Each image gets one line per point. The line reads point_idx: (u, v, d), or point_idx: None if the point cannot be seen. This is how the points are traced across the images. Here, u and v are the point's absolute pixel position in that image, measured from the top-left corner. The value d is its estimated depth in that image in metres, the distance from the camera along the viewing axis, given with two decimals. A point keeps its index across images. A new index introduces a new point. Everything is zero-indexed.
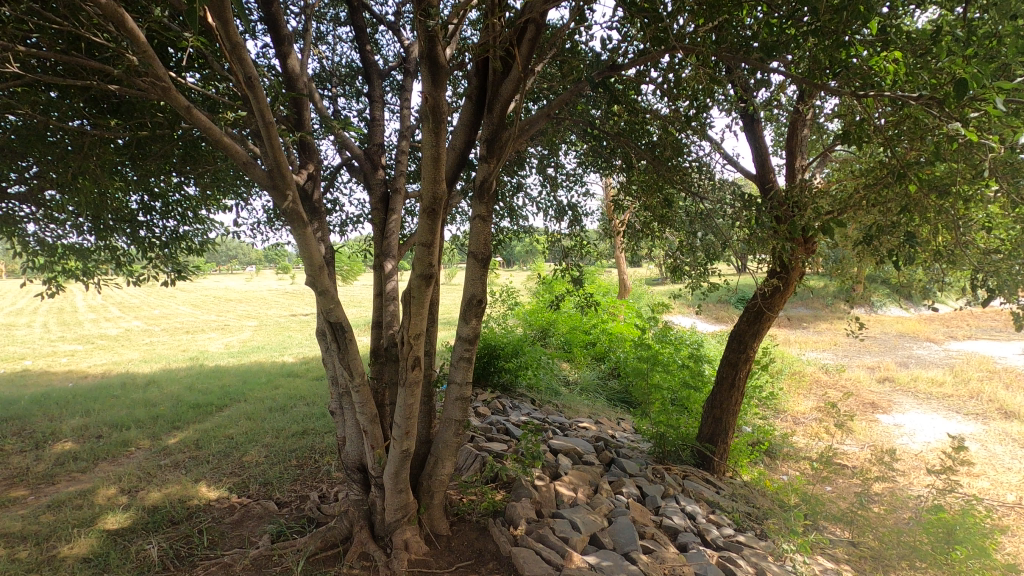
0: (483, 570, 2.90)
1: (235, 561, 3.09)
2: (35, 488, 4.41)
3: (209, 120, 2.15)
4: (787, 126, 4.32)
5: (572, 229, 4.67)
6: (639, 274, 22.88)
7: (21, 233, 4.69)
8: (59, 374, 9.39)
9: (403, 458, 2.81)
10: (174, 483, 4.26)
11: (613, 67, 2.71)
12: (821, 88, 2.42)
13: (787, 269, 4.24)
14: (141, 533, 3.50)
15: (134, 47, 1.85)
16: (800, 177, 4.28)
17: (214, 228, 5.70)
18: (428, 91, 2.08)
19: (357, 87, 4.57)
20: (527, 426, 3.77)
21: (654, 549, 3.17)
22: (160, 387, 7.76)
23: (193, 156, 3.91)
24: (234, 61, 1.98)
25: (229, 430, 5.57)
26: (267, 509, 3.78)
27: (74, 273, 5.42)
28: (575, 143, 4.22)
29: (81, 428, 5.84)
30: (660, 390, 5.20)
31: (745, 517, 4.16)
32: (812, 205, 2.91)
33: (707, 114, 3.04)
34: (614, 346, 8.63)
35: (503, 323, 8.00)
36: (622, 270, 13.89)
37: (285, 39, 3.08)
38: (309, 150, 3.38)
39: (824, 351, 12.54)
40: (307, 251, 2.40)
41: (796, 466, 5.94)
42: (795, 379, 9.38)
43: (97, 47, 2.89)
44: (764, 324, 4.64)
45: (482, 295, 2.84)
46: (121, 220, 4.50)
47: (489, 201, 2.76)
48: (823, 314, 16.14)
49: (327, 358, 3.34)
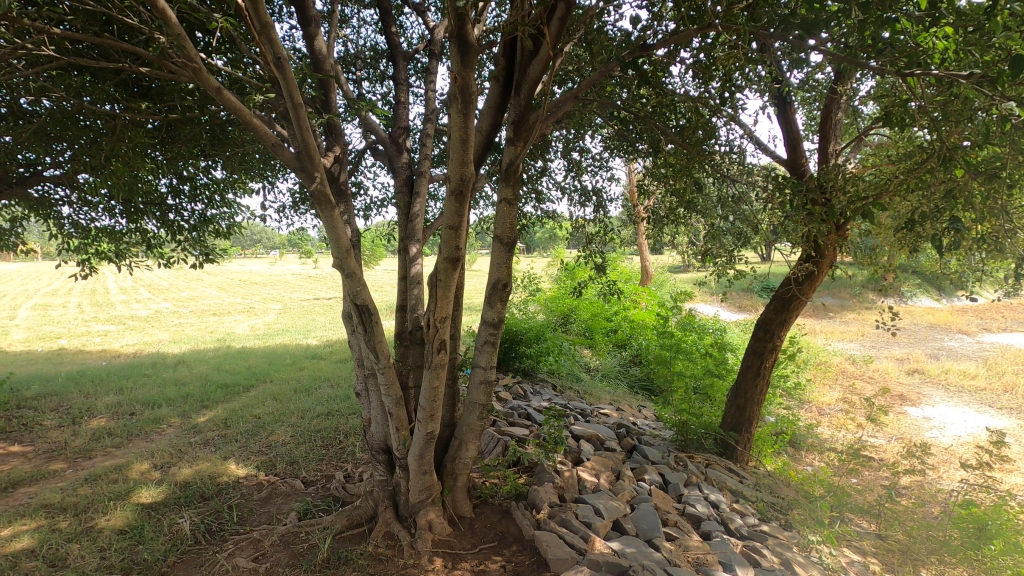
0: (507, 552, 2.92)
1: (263, 537, 3.17)
2: (74, 461, 4.57)
3: (240, 102, 2.17)
4: (820, 109, 4.17)
5: (596, 215, 4.60)
6: (661, 261, 22.63)
7: (57, 216, 4.82)
8: (94, 352, 9.69)
9: (428, 440, 2.82)
10: (204, 460, 4.38)
11: (644, 48, 2.71)
12: (861, 66, 2.33)
13: (821, 252, 4.12)
14: (173, 507, 3.60)
15: (166, 28, 1.90)
16: (834, 162, 4.14)
17: (241, 213, 5.81)
18: (457, 71, 2.04)
19: (381, 71, 4.56)
20: (550, 411, 3.76)
21: (677, 536, 3.16)
22: (189, 367, 7.95)
23: (222, 139, 3.96)
24: (265, 44, 1.98)
25: (257, 410, 5.68)
26: (294, 488, 3.86)
27: (107, 256, 5.56)
28: (601, 127, 4.16)
29: (115, 404, 6.02)
30: (683, 378, 4.96)
31: (769, 507, 4.09)
32: (848, 189, 2.80)
33: (739, 95, 2.94)
34: (635, 333, 8.47)
35: (524, 310, 7.99)
36: (645, 257, 13.73)
37: (312, 20, 3.04)
38: (336, 132, 3.33)
39: (851, 342, 12.27)
40: (334, 233, 2.41)
41: (821, 456, 5.85)
42: (821, 369, 9.21)
43: (128, 30, 2.92)
44: (793, 311, 4.54)
45: (507, 279, 2.82)
46: (150, 204, 4.59)
47: (515, 184, 2.71)
48: (851, 304, 15.76)
49: (353, 340, 3.36)
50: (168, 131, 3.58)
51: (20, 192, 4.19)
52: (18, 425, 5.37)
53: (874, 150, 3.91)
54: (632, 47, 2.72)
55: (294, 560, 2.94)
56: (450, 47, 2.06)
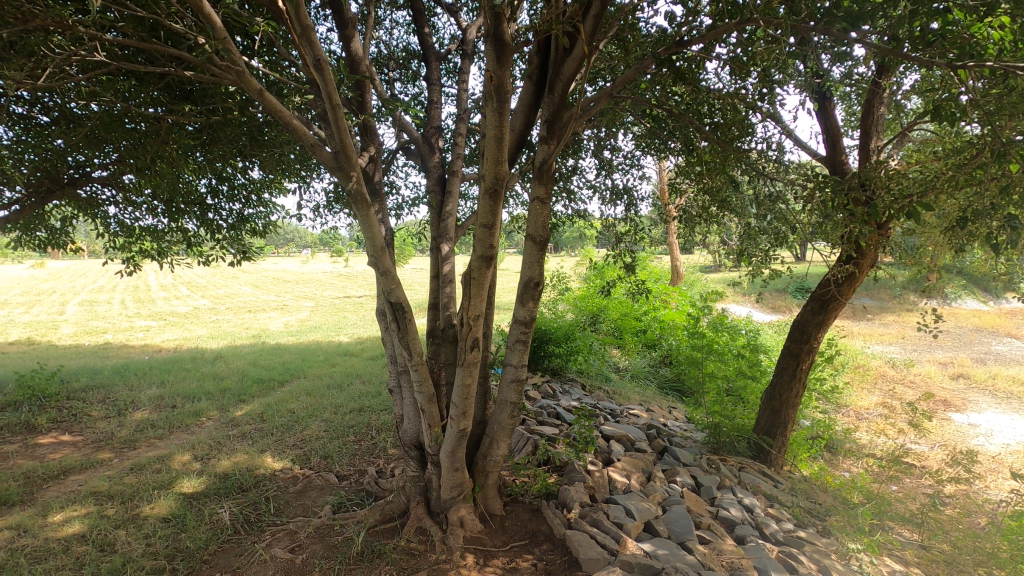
0: (538, 551, 2.93)
1: (299, 529, 3.25)
2: (120, 451, 4.76)
3: (280, 104, 2.22)
4: (862, 104, 4.03)
5: (627, 213, 4.56)
6: (691, 261, 22.35)
7: (104, 215, 5.02)
8: (136, 347, 10.07)
9: (460, 437, 2.85)
10: (242, 453, 4.51)
11: (680, 44, 2.67)
12: (905, 59, 2.23)
13: (861, 253, 3.99)
14: (213, 497, 3.72)
15: (211, 32, 1.97)
16: (876, 159, 3.99)
17: (277, 212, 5.94)
18: (493, 70, 2.05)
19: (413, 71, 4.60)
20: (580, 411, 3.74)
21: (710, 540, 3.11)
22: (226, 362, 8.17)
23: (260, 140, 4.06)
24: (305, 47, 2.03)
25: (291, 404, 5.82)
26: (328, 482, 3.93)
27: (150, 254, 5.76)
28: (632, 125, 4.12)
29: (157, 397, 6.24)
30: (715, 380, 4.69)
31: (806, 512, 3.99)
32: (892, 187, 2.71)
33: (778, 90, 2.86)
34: (665, 333, 8.34)
35: (552, 309, 7.95)
36: (675, 256, 13.55)
37: (349, 22, 3.04)
38: (371, 133, 3.37)
39: (891, 344, 11.87)
40: (370, 232, 2.45)
41: (860, 462, 5.67)
42: (859, 373, 8.93)
43: (174, 36, 3.02)
44: (831, 313, 4.42)
45: (539, 278, 2.81)
46: (190, 203, 4.75)
47: (548, 183, 2.70)
48: (890, 306, 15.26)
49: (387, 338, 3.40)
50: (210, 133, 3.69)
51: (69, 193, 4.40)
52: (67, 415, 5.62)
53: (919, 146, 3.76)
54: (668, 43, 2.69)
55: (330, 552, 3.00)
56: (486, 46, 2.07)
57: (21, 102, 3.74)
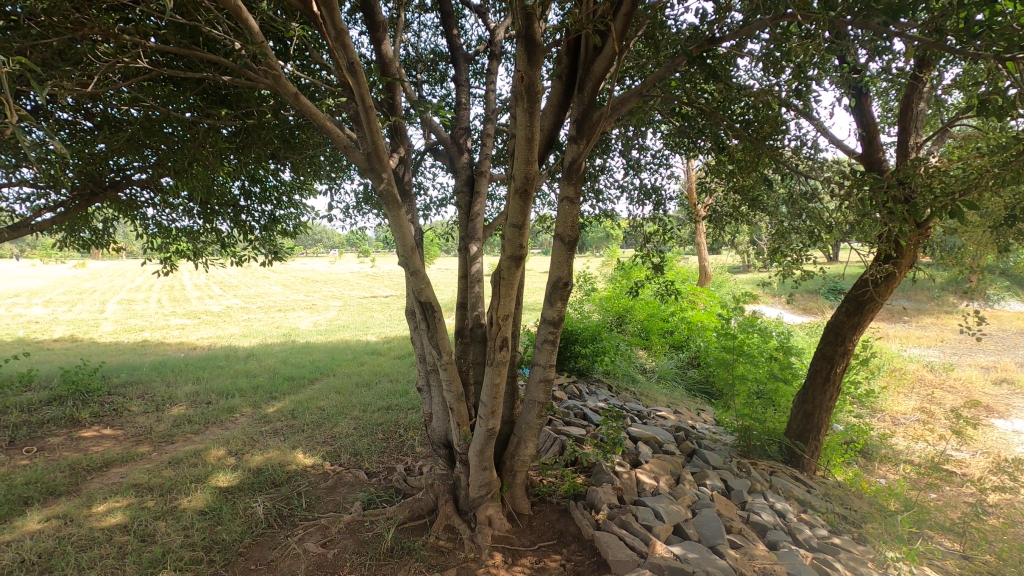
0: (567, 551, 2.92)
1: (330, 524, 3.31)
2: (158, 445, 4.91)
3: (314, 106, 2.27)
4: (900, 99, 3.91)
5: (654, 213, 4.51)
6: (720, 261, 22.02)
7: (143, 216, 5.19)
8: (173, 344, 10.37)
9: (489, 436, 2.86)
10: (274, 448, 4.61)
11: (712, 41, 2.64)
12: (949, 52, 2.16)
13: (900, 252, 3.85)
14: (247, 491, 3.81)
15: (251, 38, 2.02)
16: (915, 156, 3.86)
17: (307, 213, 6.05)
18: (524, 70, 2.05)
19: (441, 73, 4.64)
20: (608, 412, 3.72)
21: (741, 544, 3.05)
22: (258, 360, 8.37)
23: (293, 142, 4.14)
24: (339, 50, 2.07)
25: (321, 402, 5.92)
26: (358, 478, 3.99)
27: (186, 254, 5.93)
28: (660, 124, 4.08)
29: (193, 393, 6.42)
30: (745, 383, 4.64)
31: (841, 519, 3.89)
32: (934, 185, 2.63)
33: (814, 87, 2.79)
34: (693, 335, 8.22)
35: (578, 310, 7.93)
36: (702, 256, 13.35)
37: (380, 25, 2.98)
38: (400, 134, 3.41)
39: (929, 348, 11.49)
40: (400, 232, 2.48)
41: (897, 468, 5.49)
42: (896, 376, 8.67)
43: (212, 42, 3.11)
44: (866, 314, 4.29)
45: (568, 278, 2.80)
46: (225, 205, 4.88)
47: (577, 182, 2.69)
48: (929, 307, 14.77)
49: (416, 337, 3.44)
50: (244, 136, 3.78)
51: (111, 195, 4.56)
52: (109, 409, 5.83)
53: (961, 142, 3.63)
54: (700, 40, 2.66)
55: (360, 548, 3.04)
56: (517, 46, 2.08)
57: (67, 108, 3.88)
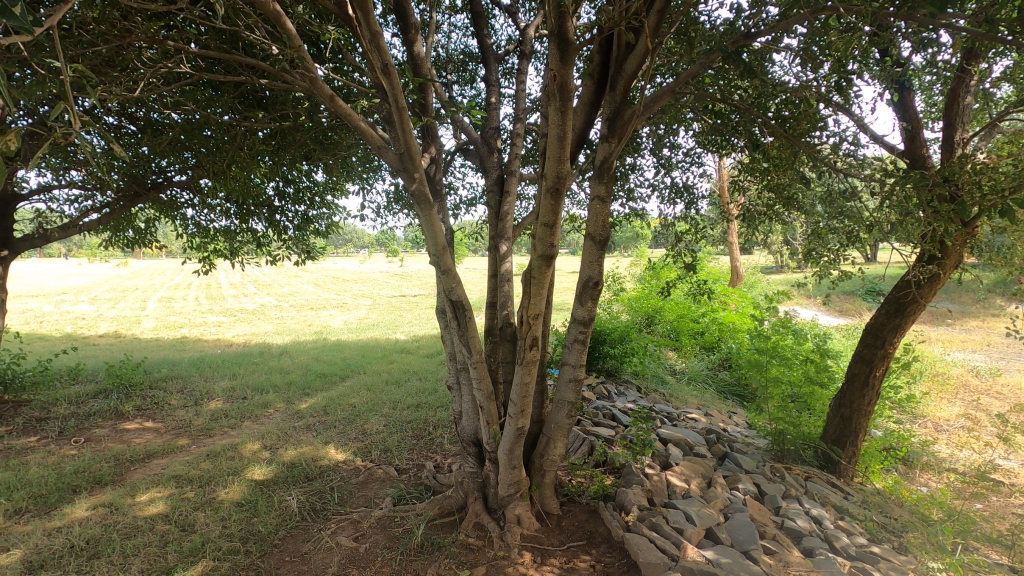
0: (596, 552, 2.91)
1: (362, 519, 3.37)
2: (197, 438, 5.07)
3: (349, 108, 2.32)
4: (946, 93, 3.76)
5: (685, 212, 4.44)
6: (753, 262, 21.61)
7: (183, 216, 5.36)
8: (210, 341, 10.68)
9: (518, 435, 2.87)
10: (308, 443, 4.71)
11: (749, 35, 2.57)
12: (1002, 43, 2.05)
13: (945, 252, 3.71)
14: (282, 484, 3.91)
15: (289, 42, 2.07)
16: (961, 152, 3.72)
17: (339, 214, 6.16)
18: (556, 69, 2.04)
19: (471, 74, 4.66)
20: (638, 413, 3.68)
21: (776, 550, 2.98)
22: (291, 357, 8.57)
23: (326, 144, 4.22)
24: (374, 53, 2.10)
25: (352, 399, 6.02)
26: (388, 474, 4.05)
27: (224, 253, 6.11)
28: (692, 122, 4.01)
29: (230, 389, 6.60)
30: (779, 385, 4.54)
31: (880, 527, 3.77)
32: (984, 182, 2.51)
33: (854, 82, 2.71)
34: (725, 336, 8.09)
35: (608, 311, 7.89)
36: (734, 256, 13.11)
37: (412, 26, 2.98)
38: (432, 134, 3.45)
39: (974, 352, 11.04)
40: (432, 231, 2.50)
41: (940, 476, 5.29)
42: (938, 382, 8.36)
43: (250, 46, 3.18)
44: (908, 317, 4.15)
45: (598, 277, 2.78)
46: (260, 205, 5.00)
47: (608, 181, 2.66)
48: (974, 310, 14.20)
49: (447, 336, 3.46)
50: (279, 139, 3.87)
51: (154, 196, 4.72)
52: (150, 403, 6.05)
53: (1012, 138, 3.48)
54: (736, 36, 2.59)
55: (391, 543, 3.09)
56: (549, 45, 2.08)
57: (112, 112, 4.03)
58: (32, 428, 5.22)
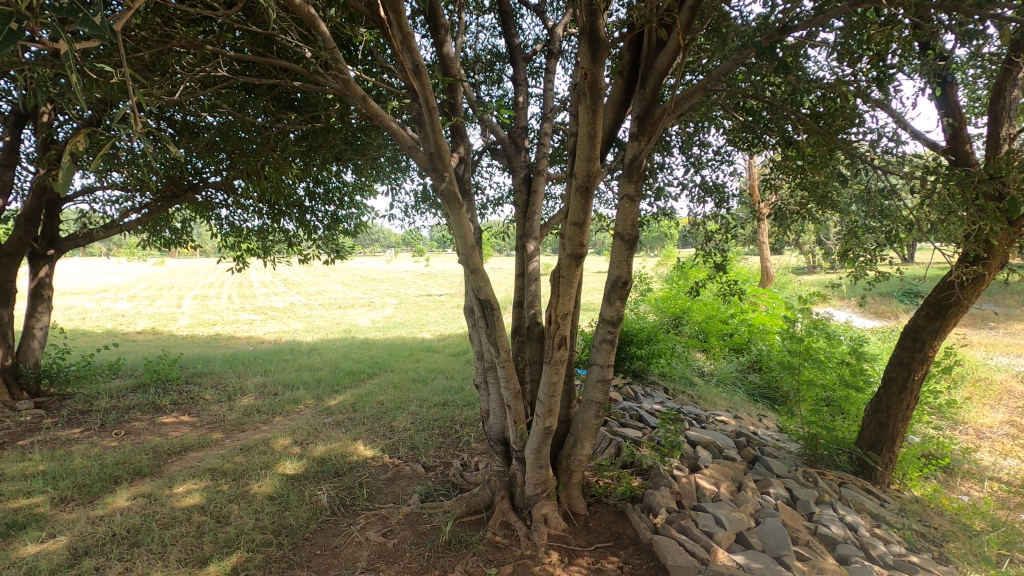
0: (624, 554, 2.88)
1: (390, 515, 3.41)
2: (230, 432, 5.20)
3: (381, 109, 2.35)
4: (991, 86, 3.61)
5: (715, 211, 4.37)
6: (784, 261, 21.13)
7: (218, 216, 5.50)
8: (242, 338, 10.93)
9: (545, 434, 2.86)
10: (337, 440, 4.79)
11: (785, 29, 2.50)
12: None
13: (990, 252, 3.55)
14: (313, 479, 3.99)
15: (323, 44, 2.10)
16: (1007, 148, 3.56)
17: (367, 214, 6.25)
18: (587, 67, 2.03)
19: (498, 74, 4.67)
20: (666, 415, 3.63)
21: (809, 556, 2.91)
22: (320, 355, 8.72)
23: (356, 145, 4.28)
24: (404, 53, 2.11)
25: (380, 396, 6.10)
26: (416, 471, 4.09)
27: (256, 252, 6.25)
28: (722, 119, 3.94)
29: (261, 385, 6.76)
30: (812, 388, 4.43)
31: (919, 536, 3.64)
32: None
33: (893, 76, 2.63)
34: (755, 338, 7.93)
35: (634, 311, 7.82)
36: (764, 256, 12.84)
37: (442, 27, 3.00)
38: (461, 134, 3.47)
39: (1019, 356, 10.59)
40: (461, 231, 2.51)
41: (982, 485, 5.09)
42: (980, 388, 8.04)
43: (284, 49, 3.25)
44: (949, 319, 4.00)
45: (627, 277, 2.75)
46: (291, 205, 5.11)
47: (638, 180, 2.64)
48: (1019, 313, 13.62)
49: (474, 334, 3.47)
50: (311, 140, 3.94)
51: (190, 196, 4.86)
52: (186, 398, 6.23)
53: None
54: (771, 30, 2.53)
55: (419, 539, 3.11)
56: (580, 44, 2.06)
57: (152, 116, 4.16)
58: (76, 420, 5.43)
